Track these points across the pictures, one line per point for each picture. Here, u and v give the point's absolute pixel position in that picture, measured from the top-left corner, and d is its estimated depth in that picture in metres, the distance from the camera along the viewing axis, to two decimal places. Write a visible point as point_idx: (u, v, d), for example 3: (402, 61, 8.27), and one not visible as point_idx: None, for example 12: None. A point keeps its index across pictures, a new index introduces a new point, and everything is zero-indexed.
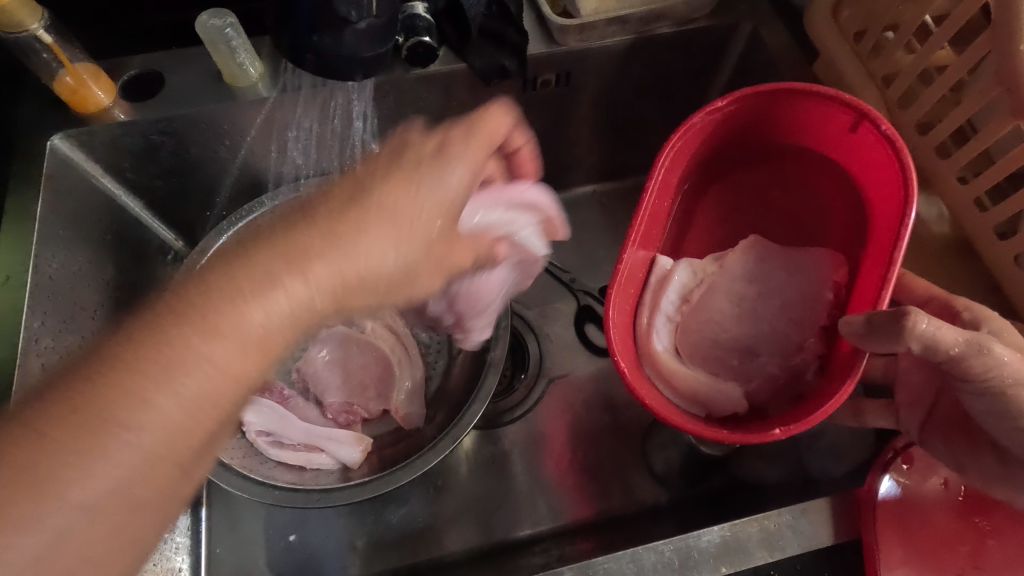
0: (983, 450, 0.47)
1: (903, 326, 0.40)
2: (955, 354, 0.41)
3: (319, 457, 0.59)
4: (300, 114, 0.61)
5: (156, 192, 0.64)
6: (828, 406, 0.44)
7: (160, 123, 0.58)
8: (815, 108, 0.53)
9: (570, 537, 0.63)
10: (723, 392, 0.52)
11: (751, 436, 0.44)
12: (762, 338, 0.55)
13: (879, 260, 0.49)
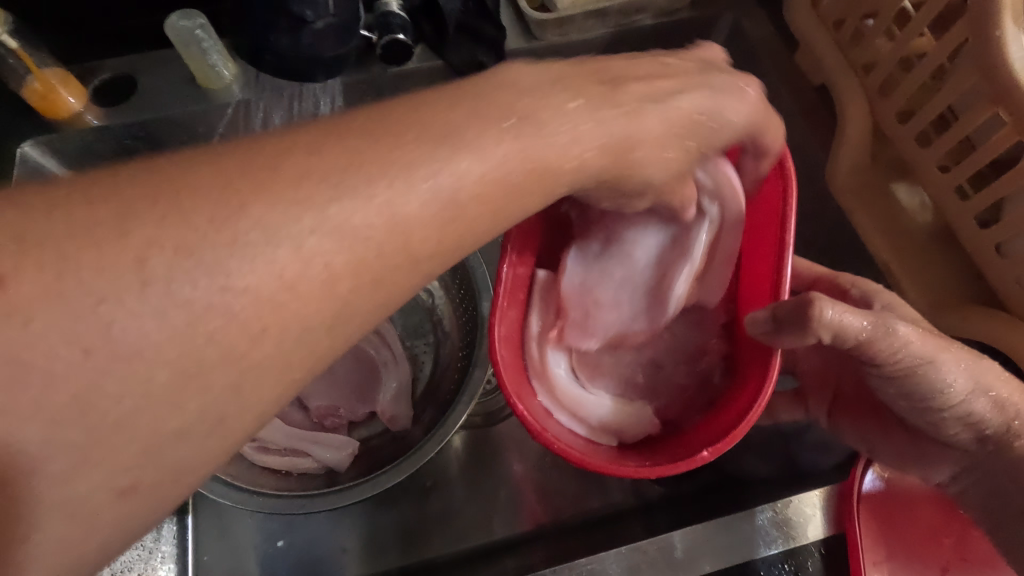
0: (897, 432, 0.50)
1: (809, 317, 0.38)
2: (865, 338, 0.40)
3: (304, 461, 0.58)
4: (272, 116, 0.60)
5: None
6: (752, 414, 0.42)
7: (133, 128, 0.58)
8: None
9: (560, 535, 0.62)
10: (633, 414, 0.51)
11: (681, 462, 0.41)
12: (664, 349, 0.54)
13: (766, 251, 0.47)
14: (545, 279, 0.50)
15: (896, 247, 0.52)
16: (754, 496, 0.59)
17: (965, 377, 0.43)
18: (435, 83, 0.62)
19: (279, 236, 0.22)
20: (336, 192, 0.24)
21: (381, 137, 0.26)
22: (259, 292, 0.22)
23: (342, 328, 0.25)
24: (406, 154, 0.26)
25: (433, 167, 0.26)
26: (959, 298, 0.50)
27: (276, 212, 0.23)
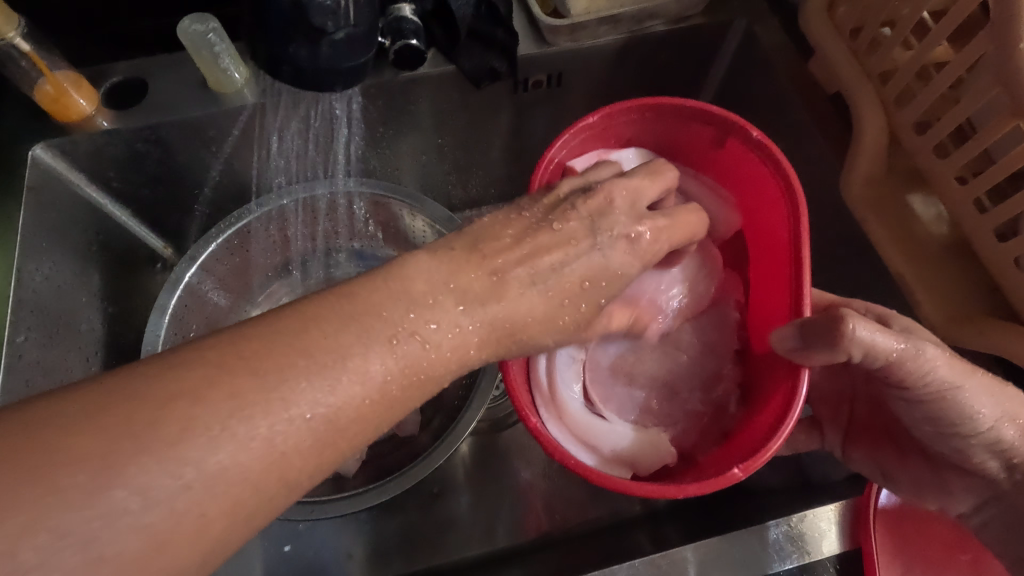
0: (914, 460, 0.50)
1: (841, 333, 0.38)
2: (895, 359, 0.39)
3: None
4: (284, 121, 0.61)
5: (143, 200, 0.64)
6: (786, 429, 0.42)
7: (144, 132, 0.58)
8: (692, 129, 0.53)
9: (567, 543, 0.62)
10: (650, 443, 0.50)
11: (711, 483, 0.41)
12: (681, 376, 0.55)
13: (783, 268, 0.48)
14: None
15: (913, 258, 0.52)
16: (768, 508, 0.58)
17: (992, 404, 0.42)
18: (446, 89, 0.62)
19: (191, 402, 0.27)
20: (267, 377, 0.28)
21: (266, 365, 0.28)
22: (224, 470, 0.27)
23: (290, 477, 0.29)
24: (321, 340, 0.30)
25: (359, 355, 0.31)
26: (978, 312, 0.50)
27: (197, 384, 0.27)
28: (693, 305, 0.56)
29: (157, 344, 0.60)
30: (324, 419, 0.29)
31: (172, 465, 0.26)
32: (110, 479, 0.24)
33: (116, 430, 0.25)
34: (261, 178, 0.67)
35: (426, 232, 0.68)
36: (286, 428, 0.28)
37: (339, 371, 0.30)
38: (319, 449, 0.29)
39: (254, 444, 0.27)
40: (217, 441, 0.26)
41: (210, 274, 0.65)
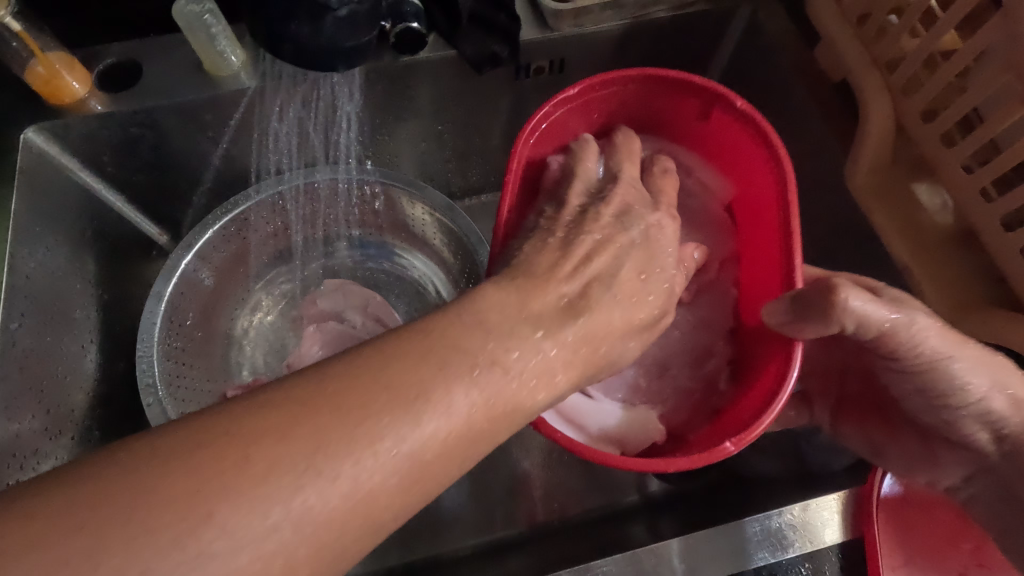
0: (903, 433, 0.51)
1: (832, 304, 0.39)
2: (887, 327, 0.40)
3: None
4: (282, 103, 0.59)
5: (138, 185, 0.63)
6: (777, 407, 0.42)
7: (138, 115, 0.56)
8: (677, 102, 0.53)
9: (565, 533, 0.64)
10: (636, 422, 0.50)
11: (701, 456, 0.41)
12: (670, 353, 0.54)
13: (772, 241, 0.48)
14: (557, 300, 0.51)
15: (916, 246, 0.52)
16: (762, 500, 0.59)
17: (984, 375, 0.42)
18: (447, 74, 0.61)
19: (282, 442, 0.26)
20: (359, 417, 0.28)
21: (351, 400, 0.28)
22: (317, 510, 0.26)
23: (375, 514, 0.28)
24: (408, 376, 0.29)
25: (443, 391, 0.30)
26: (982, 301, 0.50)
27: (291, 424, 0.27)
28: (692, 285, 0.56)
29: (153, 330, 0.59)
30: (410, 460, 0.28)
31: (267, 507, 0.25)
32: (209, 518, 0.24)
33: (216, 473, 0.25)
34: (260, 162, 0.65)
35: (427, 221, 0.68)
36: (375, 466, 0.27)
37: (424, 407, 0.29)
38: (401, 491, 0.28)
39: (343, 483, 0.27)
40: (311, 477, 0.26)
41: (207, 262, 0.64)
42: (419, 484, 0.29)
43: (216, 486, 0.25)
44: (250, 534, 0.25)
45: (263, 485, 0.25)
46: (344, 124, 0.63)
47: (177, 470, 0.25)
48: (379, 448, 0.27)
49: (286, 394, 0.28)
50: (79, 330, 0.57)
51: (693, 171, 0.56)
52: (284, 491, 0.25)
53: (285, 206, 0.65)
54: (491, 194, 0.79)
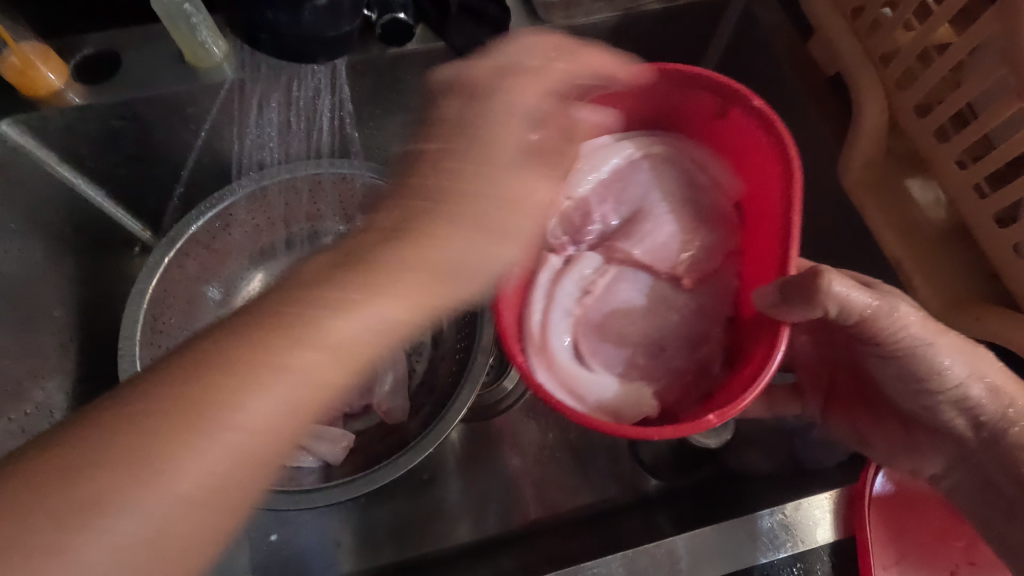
0: (889, 418, 0.51)
1: (817, 287, 0.38)
2: (868, 315, 0.39)
3: (301, 456, 0.62)
4: (265, 94, 0.58)
5: (120, 180, 0.62)
6: (758, 386, 0.42)
7: (119, 108, 0.55)
8: (692, 97, 0.52)
9: (555, 530, 0.64)
10: (632, 396, 0.49)
11: (686, 425, 0.41)
12: (669, 334, 0.52)
13: (773, 241, 0.48)
14: (557, 267, 0.53)
15: (908, 241, 0.51)
16: (753, 497, 0.59)
17: (962, 360, 0.42)
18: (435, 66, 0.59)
19: (174, 404, 0.32)
20: (233, 373, 0.33)
21: (226, 363, 0.33)
22: (223, 447, 0.32)
23: (281, 437, 0.34)
24: (273, 335, 0.34)
25: (309, 338, 0.35)
26: (975, 297, 0.49)
27: (173, 389, 0.32)
28: (692, 272, 0.53)
29: (135, 330, 0.58)
30: (292, 392, 0.34)
31: (179, 454, 0.31)
32: (129, 482, 0.30)
33: (124, 442, 0.30)
34: (242, 156, 0.64)
35: None
36: (262, 400, 0.33)
37: (292, 350, 0.34)
38: (295, 414, 0.34)
39: (238, 419, 0.32)
40: (206, 424, 0.32)
41: (190, 257, 0.63)
42: (310, 409, 0.35)
43: (125, 446, 0.30)
44: (173, 476, 0.31)
45: (158, 439, 0.31)
46: (326, 116, 0.62)
47: (85, 448, 0.30)
48: (264, 389, 0.33)
49: (165, 372, 0.33)
50: (59, 329, 0.57)
51: (705, 165, 0.55)
52: (184, 442, 0.31)
53: (268, 198, 0.64)
54: None
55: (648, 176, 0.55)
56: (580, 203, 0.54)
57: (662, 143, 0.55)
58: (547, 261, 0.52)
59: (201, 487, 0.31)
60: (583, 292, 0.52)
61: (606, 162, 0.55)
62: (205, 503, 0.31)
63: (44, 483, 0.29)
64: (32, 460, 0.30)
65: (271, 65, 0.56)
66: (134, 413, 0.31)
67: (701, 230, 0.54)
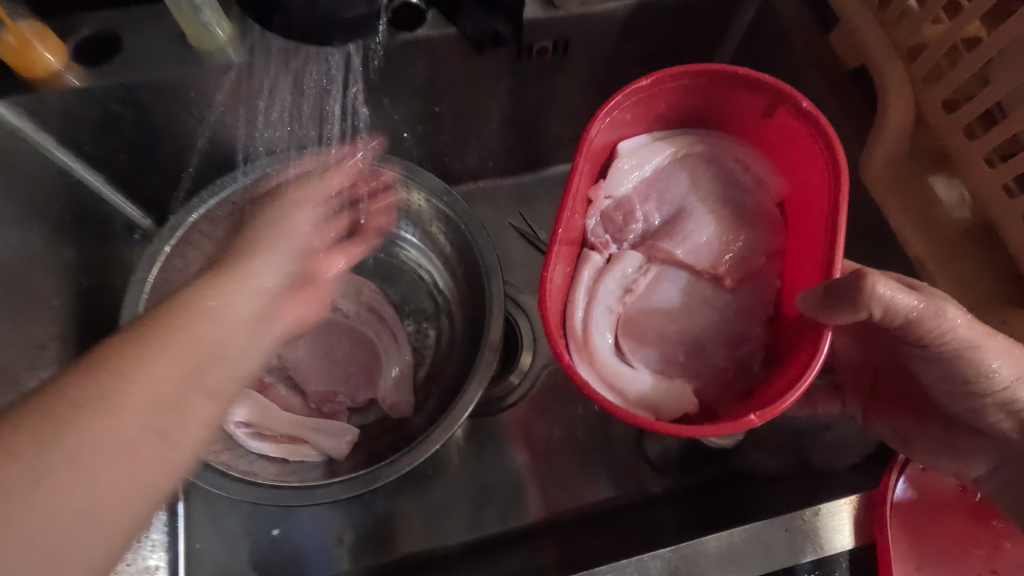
0: (931, 418, 0.50)
1: (862, 291, 0.37)
2: (914, 317, 0.38)
3: (304, 449, 0.61)
4: (271, 79, 0.56)
5: (119, 166, 0.60)
6: (802, 384, 0.41)
7: (120, 91, 0.53)
8: (739, 97, 0.51)
9: (561, 529, 0.63)
10: (672, 392, 0.48)
11: (728, 424, 0.40)
12: (708, 332, 0.51)
13: (818, 246, 0.47)
14: (601, 264, 0.51)
15: (930, 241, 0.50)
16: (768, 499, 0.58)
17: (1010, 361, 0.40)
18: (445, 54, 0.58)
19: (101, 360, 0.34)
20: (154, 338, 0.36)
21: (135, 335, 0.36)
22: (163, 381, 0.35)
23: (207, 374, 0.37)
24: (169, 310, 0.38)
25: (209, 304, 0.39)
26: (998, 299, 0.48)
27: (100, 355, 0.34)
28: (735, 272, 0.52)
29: (133, 320, 0.56)
30: (226, 333, 0.39)
31: (122, 389, 0.33)
32: (72, 420, 0.31)
33: (63, 396, 0.32)
34: (248, 144, 0.63)
35: (423, 208, 0.66)
36: (186, 341, 0.36)
37: (190, 313, 0.38)
38: (211, 353, 0.37)
39: (167, 359, 0.35)
40: (138, 366, 0.34)
41: (193, 248, 0.61)
42: (226, 352, 0.38)
43: (66, 394, 0.32)
44: (118, 405, 0.33)
45: (98, 389, 0.33)
46: (335, 105, 0.60)
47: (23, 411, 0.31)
48: (201, 333, 0.38)
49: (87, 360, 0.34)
50: (57, 318, 0.55)
51: (750, 166, 0.53)
52: (120, 382, 0.33)
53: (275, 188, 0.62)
54: (489, 179, 0.77)
55: (688, 176, 0.54)
56: (622, 202, 0.53)
57: (706, 143, 0.54)
58: (590, 258, 0.51)
59: (142, 414, 0.33)
60: (624, 290, 0.51)
61: (649, 161, 0.53)
62: (153, 425, 0.34)
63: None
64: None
65: (280, 49, 0.55)
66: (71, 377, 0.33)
67: (740, 228, 0.53)
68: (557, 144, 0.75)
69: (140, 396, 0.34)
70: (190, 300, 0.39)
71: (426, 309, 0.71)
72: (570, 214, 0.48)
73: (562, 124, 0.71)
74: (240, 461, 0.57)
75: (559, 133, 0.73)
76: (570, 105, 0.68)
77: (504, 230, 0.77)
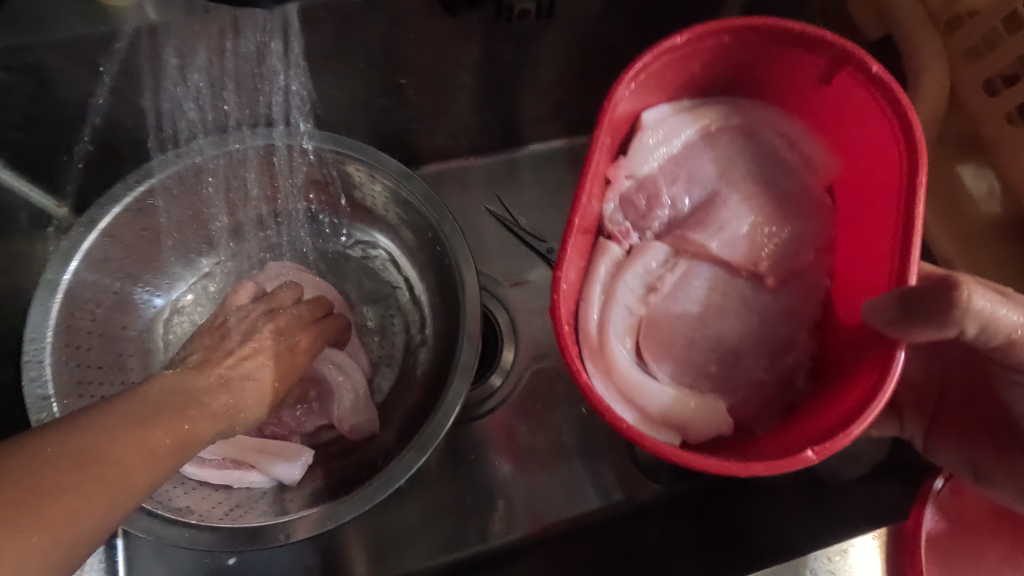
0: (1003, 451, 0.46)
1: (954, 305, 0.34)
2: (1016, 337, 0.36)
3: (250, 475, 0.53)
4: (199, 43, 0.47)
5: (22, 148, 0.50)
6: (869, 413, 0.37)
7: (6, 56, 0.43)
8: (790, 58, 0.45)
9: (549, 546, 0.58)
10: (706, 410, 0.43)
11: (778, 462, 0.36)
12: (746, 339, 0.45)
13: (885, 237, 0.42)
14: (620, 256, 0.46)
15: (957, 236, 0.48)
16: (782, 518, 0.55)
17: None
18: (408, 16, 0.49)
19: (149, 416, 0.39)
20: (187, 404, 0.43)
21: (168, 407, 0.41)
22: (182, 441, 0.40)
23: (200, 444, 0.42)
24: (196, 394, 0.44)
25: (220, 392, 0.45)
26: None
27: (148, 411, 0.40)
28: (778, 270, 0.46)
29: (46, 330, 0.48)
30: (227, 419, 0.45)
31: (156, 441, 0.39)
32: (129, 456, 0.36)
33: (120, 437, 0.37)
34: (171, 121, 0.53)
35: (386, 195, 0.58)
36: (202, 419, 0.43)
37: (211, 392, 0.45)
38: (209, 435, 0.43)
39: (194, 427, 0.42)
40: (173, 430, 0.40)
41: (116, 241, 0.52)
42: (213, 433, 0.44)
43: (128, 435, 0.37)
44: (154, 452, 0.38)
45: (143, 433, 0.38)
46: (281, 75, 0.51)
47: (104, 436, 0.36)
48: (208, 410, 0.44)
49: (151, 398, 0.41)
50: None
51: (797, 142, 0.48)
52: (160, 436, 0.39)
53: (226, 169, 0.54)
54: (462, 157, 0.69)
55: (719, 155, 0.48)
56: (646, 182, 0.48)
57: (742, 116, 0.48)
58: (608, 249, 0.45)
59: (161, 462, 0.38)
60: (648, 288, 0.45)
61: (677, 134, 0.48)
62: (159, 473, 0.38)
63: (89, 447, 0.35)
64: (57, 443, 0.34)
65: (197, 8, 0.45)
66: (129, 423, 0.38)
67: (778, 213, 0.47)
68: (534, 121, 0.67)
69: (156, 466, 0.38)
70: (208, 397, 0.45)
71: (392, 309, 0.63)
72: (588, 195, 0.42)
73: (540, 100, 0.64)
74: (177, 492, 0.50)
75: (536, 110, 0.65)
76: (552, 77, 0.61)
77: (479, 214, 0.69)
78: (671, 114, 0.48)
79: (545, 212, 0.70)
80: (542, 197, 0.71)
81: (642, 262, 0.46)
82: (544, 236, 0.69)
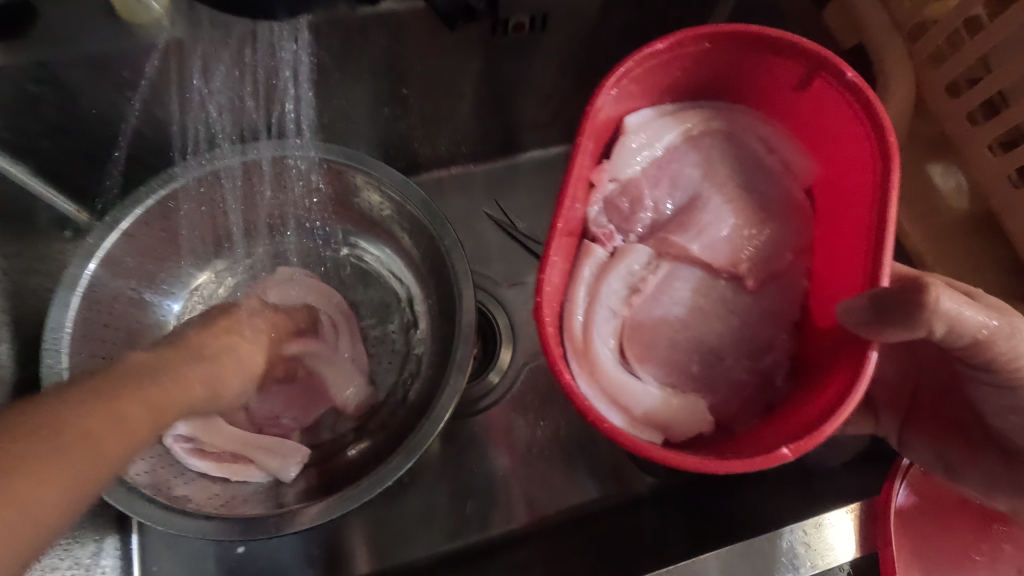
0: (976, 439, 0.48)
1: (923, 311, 0.36)
2: (984, 336, 0.37)
3: (248, 470, 0.56)
4: (213, 56, 0.50)
5: (46, 154, 0.53)
6: (841, 414, 0.39)
7: (36, 70, 0.47)
8: (769, 64, 0.48)
9: (547, 538, 0.60)
10: (688, 409, 0.45)
11: (756, 459, 0.38)
12: (725, 338, 0.48)
13: (860, 237, 0.44)
14: (603, 259, 0.48)
15: (931, 231, 0.51)
16: (767, 514, 0.57)
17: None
18: (410, 30, 0.52)
19: (126, 389, 0.41)
20: (166, 376, 0.44)
21: (145, 379, 0.43)
22: (159, 414, 0.42)
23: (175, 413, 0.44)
24: (173, 367, 0.46)
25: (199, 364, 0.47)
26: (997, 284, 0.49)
27: (126, 385, 0.41)
28: (759, 271, 0.49)
29: (65, 321, 0.51)
30: (204, 391, 0.47)
31: (134, 414, 0.40)
32: (108, 429, 0.38)
33: (98, 410, 0.38)
34: (186, 130, 0.56)
35: (384, 204, 0.61)
36: (179, 392, 0.44)
37: (189, 364, 0.47)
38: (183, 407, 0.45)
39: (169, 398, 0.43)
40: (150, 403, 0.42)
41: (134, 241, 0.56)
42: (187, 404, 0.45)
43: (106, 410, 0.39)
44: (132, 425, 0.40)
45: (120, 405, 0.40)
46: (290, 86, 0.55)
47: (81, 411, 0.38)
48: (184, 382, 0.45)
49: (123, 373, 0.42)
50: None
51: (775, 147, 0.51)
52: (138, 408, 0.41)
53: (233, 179, 0.57)
54: (461, 164, 0.72)
55: (702, 157, 0.51)
56: (628, 185, 0.51)
57: (723, 119, 0.51)
58: (592, 252, 0.48)
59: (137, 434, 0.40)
60: (630, 290, 0.48)
61: (659, 138, 0.51)
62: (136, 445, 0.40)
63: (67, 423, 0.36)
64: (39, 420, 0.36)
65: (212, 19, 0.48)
66: (109, 399, 0.39)
67: (756, 216, 0.50)
68: (530, 128, 0.70)
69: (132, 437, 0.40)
70: (187, 368, 0.46)
71: (390, 311, 0.66)
72: (571, 201, 0.45)
73: (535, 108, 0.67)
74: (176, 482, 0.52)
75: (532, 117, 0.68)
76: (546, 87, 0.64)
77: (478, 218, 0.73)
78: (651, 118, 0.51)
79: (541, 216, 0.73)
80: (538, 201, 0.73)
81: (625, 260, 0.48)
82: (541, 239, 0.72)
